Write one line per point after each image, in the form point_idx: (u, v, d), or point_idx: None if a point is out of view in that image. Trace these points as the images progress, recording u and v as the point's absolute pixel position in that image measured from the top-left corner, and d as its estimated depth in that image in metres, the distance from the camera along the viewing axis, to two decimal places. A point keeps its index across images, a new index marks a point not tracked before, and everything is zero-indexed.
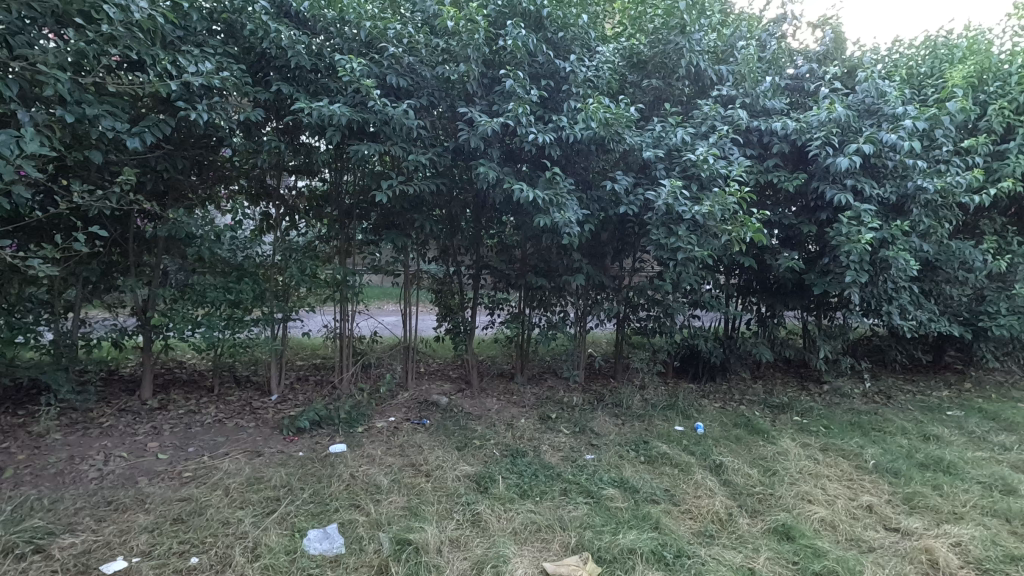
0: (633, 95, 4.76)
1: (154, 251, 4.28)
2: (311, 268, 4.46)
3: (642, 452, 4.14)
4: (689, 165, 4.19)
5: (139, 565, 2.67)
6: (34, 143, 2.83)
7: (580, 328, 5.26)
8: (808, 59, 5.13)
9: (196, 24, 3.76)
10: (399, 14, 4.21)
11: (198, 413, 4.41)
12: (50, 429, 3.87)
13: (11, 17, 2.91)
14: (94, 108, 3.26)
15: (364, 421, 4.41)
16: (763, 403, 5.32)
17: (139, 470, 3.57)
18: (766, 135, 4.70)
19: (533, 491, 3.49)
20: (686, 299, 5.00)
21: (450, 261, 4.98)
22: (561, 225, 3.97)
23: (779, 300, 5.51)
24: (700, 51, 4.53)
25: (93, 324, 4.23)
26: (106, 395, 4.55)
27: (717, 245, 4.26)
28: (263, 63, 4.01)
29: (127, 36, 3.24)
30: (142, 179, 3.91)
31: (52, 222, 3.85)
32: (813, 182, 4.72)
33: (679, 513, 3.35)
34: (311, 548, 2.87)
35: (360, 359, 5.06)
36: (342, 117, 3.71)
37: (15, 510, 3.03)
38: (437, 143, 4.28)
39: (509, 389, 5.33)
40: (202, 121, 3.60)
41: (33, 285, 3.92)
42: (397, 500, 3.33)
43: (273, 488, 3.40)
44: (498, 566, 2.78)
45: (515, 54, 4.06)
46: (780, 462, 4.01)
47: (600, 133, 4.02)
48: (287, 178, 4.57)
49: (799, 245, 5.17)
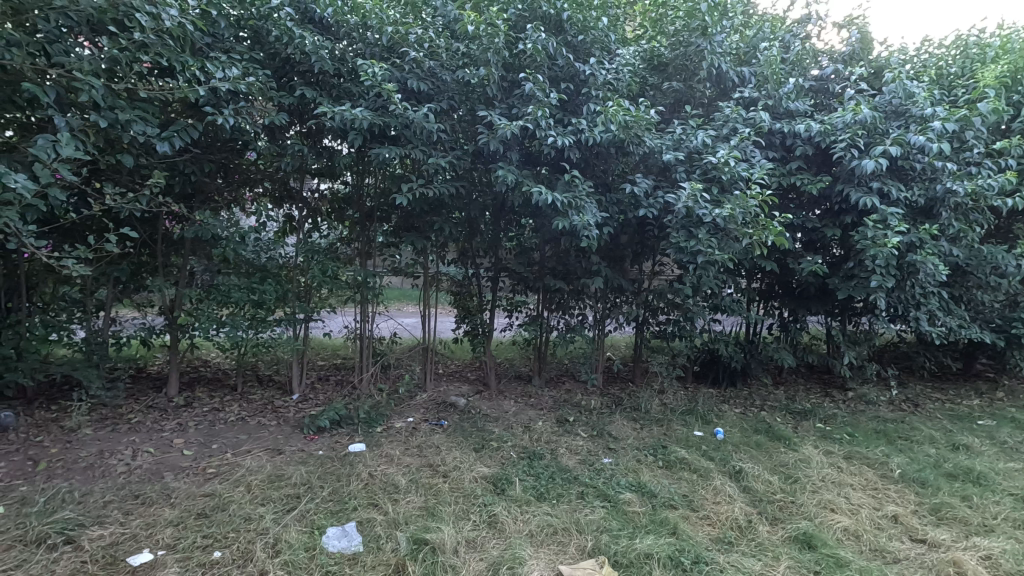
0: (653, 97, 4.77)
1: (180, 253, 4.39)
2: (333, 269, 4.49)
3: (660, 457, 4.10)
4: (710, 167, 4.16)
5: (165, 558, 2.73)
6: (70, 148, 2.96)
7: (598, 331, 5.26)
8: (833, 59, 5.04)
9: (223, 31, 3.84)
10: (420, 19, 4.28)
11: (221, 411, 4.51)
12: (81, 424, 4.00)
13: (48, 26, 3.12)
14: (126, 114, 3.37)
15: (383, 421, 4.47)
16: (784, 409, 5.24)
17: (166, 465, 3.66)
18: (789, 138, 4.66)
19: (550, 494, 3.49)
20: (707, 303, 4.95)
21: (469, 263, 4.99)
22: (580, 228, 3.96)
23: (802, 305, 5.41)
24: (722, 52, 4.49)
25: (124, 323, 4.38)
26: (134, 392, 4.67)
27: (738, 249, 4.21)
28: (288, 69, 4.10)
29: (157, 43, 3.35)
30: (171, 182, 4.01)
31: (85, 223, 3.99)
32: (838, 184, 4.63)
33: (698, 519, 3.31)
34: (329, 546, 2.91)
35: (380, 359, 5.09)
36: (364, 121, 3.77)
37: (47, 502, 3.13)
38: (457, 146, 4.31)
39: (527, 392, 5.33)
40: (230, 125, 3.69)
41: (66, 283, 4.11)
42: (414, 500, 3.36)
43: (293, 485, 3.46)
44: (514, 567, 2.80)
45: (536, 57, 4.08)
46: (802, 469, 3.95)
47: (619, 135, 4.03)
48: (310, 180, 4.58)
49: (823, 249, 5.11)
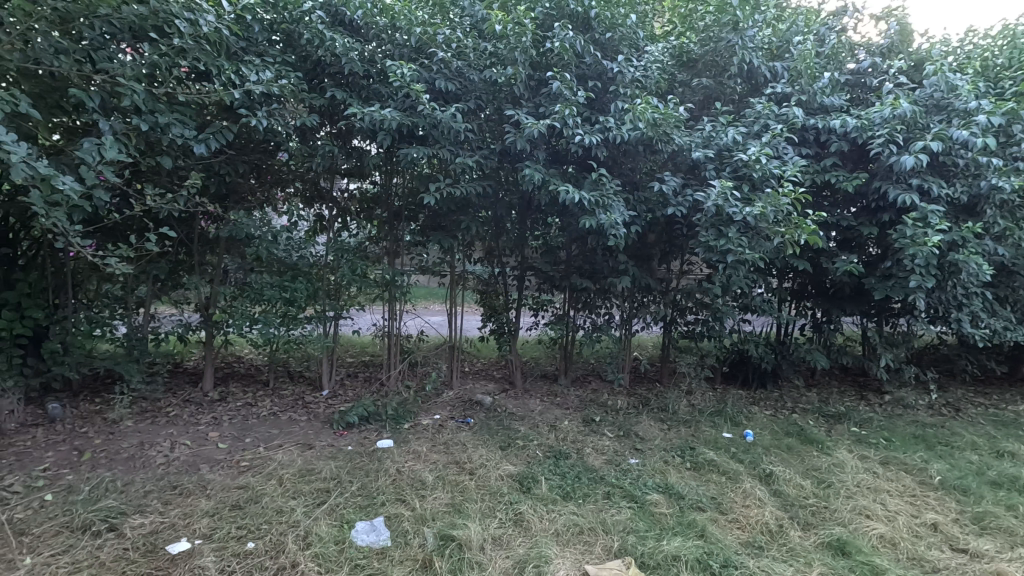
0: (682, 94, 4.72)
1: (216, 251, 4.51)
2: (362, 268, 4.57)
3: (688, 458, 4.05)
4: (740, 165, 4.08)
5: (202, 547, 2.82)
6: (113, 151, 3.08)
7: (625, 331, 5.22)
8: (870, 52, 4.90)
9: (257, 35, 3.94)
10: (448, 19, 4.32)
11: (254, 406, 4.63)
12: (123, 417, 4.16)
13: (93, 33, 3.25)
14: (166, 117, 3.49)
15: (410, 418, 4.53)
16: (817, 411, 5.11)
17: (202, 457, 3.78)
18: (823, 134, 4.54)
19: (576, 493, 3.48)
20: (736, 303, 4.87)
21: (495, 262, 5.04)
22: (607, 227, 3.94)
23: (835, 305, 5.26)
24: (754, 47, 4.40)
25: (162, 319, 4.50)
26: (172, 387, 4.82)
27: (769, 248, 4.12)
28: (318, 71, 4.17)
29: (195, 48, 3.46)
30: (207, 183, 4.13)
31: (126, 223, 4.14)
32: (875, 181, 4.50)
33: (726, 522, 3.26)
34: (358, 540, 2.96)
35: (407, 357, 5.15)
36: (393, 122, 3.82)
37: (92, 490, 3.26)
38: (484, 145, 4.33)
39: (553, 391, 5.32)
40: (263, 127, 3.78)
41: (109, 282, 4.32)
42: (441, 497, 3.39)
43: (323, 480, 3.53)
44: (540, 566, 2.79)
45: (563, 56, 4.07)
46: (836, 474, 3.85)
47: (647, 133, 3.98)
48: (340, 181, 4.67)
49: (859, 248, 4.96)
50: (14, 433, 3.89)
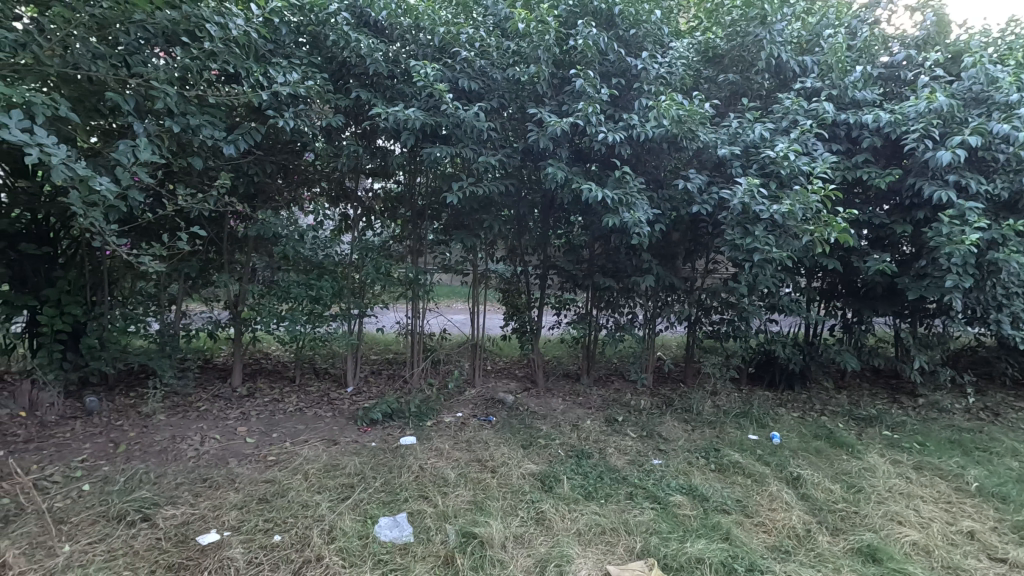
0: (707, 90, 4.65)
1: (244, 250, 4.62)
2: (386, 266, 4.63)
3: (712, 460, 4.00)
4: (768, 162, 4.01)
5: (230, 539, 2.89)
6: (146, 152, 3.18)
7: (649, 330, 5.18)
8: (905, 45, 4.76)
9: (285, 37, 4.00)
10: (471, 18, 4.33)
11: (281, 401, 4.73)
12: (156, 410, 4.28)
13: (128, 38, 3.35)
14: (197, 119, 3.58)
15: (433, 415, 4.56)
16: (847, 414, 4.99)
17: (230, 451, 3.87)
18: (855, 129, 4.42)
19: (598, 493, 3.47)
20: (763, 302, 4.78)
21: (518, 261, 5.05)
22: (631, 225, 3.91)
23: (868, 306, 5.10)
24: (783, 42, 4.31)
25: (193, 316, 4.65)
26: (202, 382, 4.94)
27: (798, 246, 4.02)
28: (343, 72, 4.23)
29: (225, 51, 3.54)
30: (236, 183, 4.22)
31: (160, 223, 4.25)
32: (909, 177, 4.36)
33: (752, 525, 3.20)
34: (382, 535, 3.00)
35: (430, 355, 5.18)
36: (416, 121, 3.85)
37: (127, 481, 3.37)
38: (507, 144, 4.33)
39: (575, 391, 5.30)
40: (290, 128, 3.85)
41: (143, 280, 4.47)
42: (463, 494, 3.41)
43: (348, 475, 3.59)
44: (562, 565, 2.79)
45: (586, 53, 4.04)
46: (867, 479, 3.75)
47: (672, 130, 3.93)
48: (364, 180, 4.71)
49: (892, 247, 4.81)
50: (54, 425, 4.03)
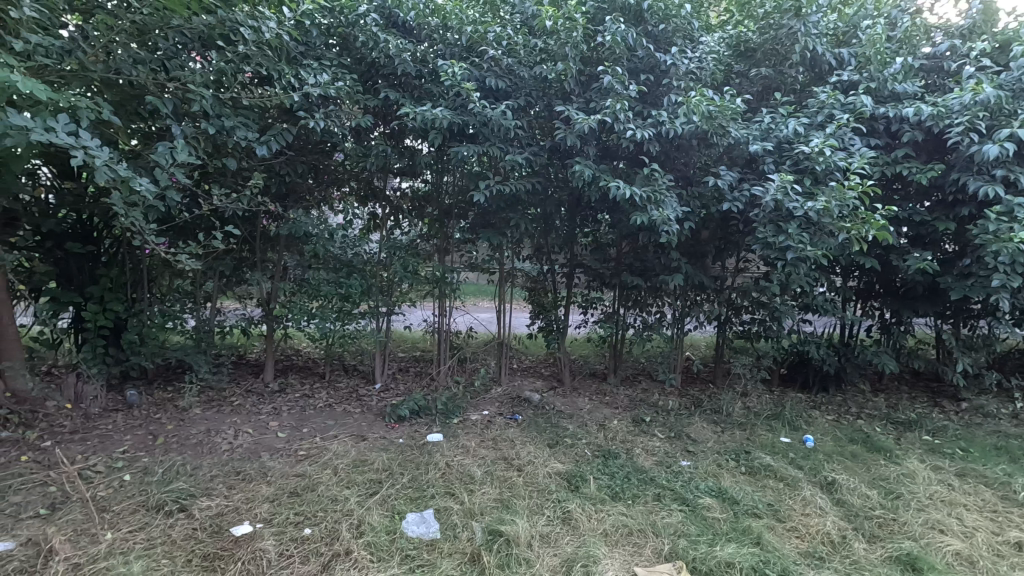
0: (739, 85, 4.57)
1: (276, 249, 4.71)
2: (414, 265, 4.69)
3: (743, 462, 3.92)
4: (802, 158, 3.90)
5: (263, 531, 2.95)
6: (183, 154, 3.28)
7: (677, 330, 5.10)
8: (950, 34, 4.58)
9: (315, 39, 4.06)
10: (499, 17, 4.34)
11: (311, 397, 4.82)
12: (192, 404, 4.41)
13: (166, 44, 3.46)
14: (231, 121, 3.67)
15: (460, 413, 4.59)
16: (885, 418, 4.83)
17: (263, 445, 3.96)
18: (894, 123, 4.27)
19: (625, 494, 3.43)
20: (796, 302, 4.67)
21: (545, 260, 5.04)
22: (659, 223, 3.86)
23: (907, 306, 4.93)
24: (818, 34, 4.19)
25: (227, 313, 4.79)
26: (236, 377, 5.07)
27: (834, 245, 3.91)
28: (373, 73, 4.28)
29: (258, 54, 3.62)
30: (268, 183, 4.31)
31: (196, 222, 4.38)
32: (952, 173, 4.20)
33: (784, 531, 3.12)
34: (409, 531, 3.03)
35: (457, 353, 5.21)
36: (444, 120, 3.87)
37: (165, 472, 3.49)
38: (533, 142, 4.32)
39: (602, 390, 5.25)
40: (320, 128, 3.91)
41: (180, 277, 4.61)
42: (490, 492, 3.42)
43: (376, 470, 3.63)
44: (588, 565, 2.77)
45: (614, 49, 4.00)
46: (906, 485, 3.62)
47: (702, 126, 3.86)
48: (392, 180, 4.76)
49: (933, 245, 4.64)
50: (98, 417, 4.18)
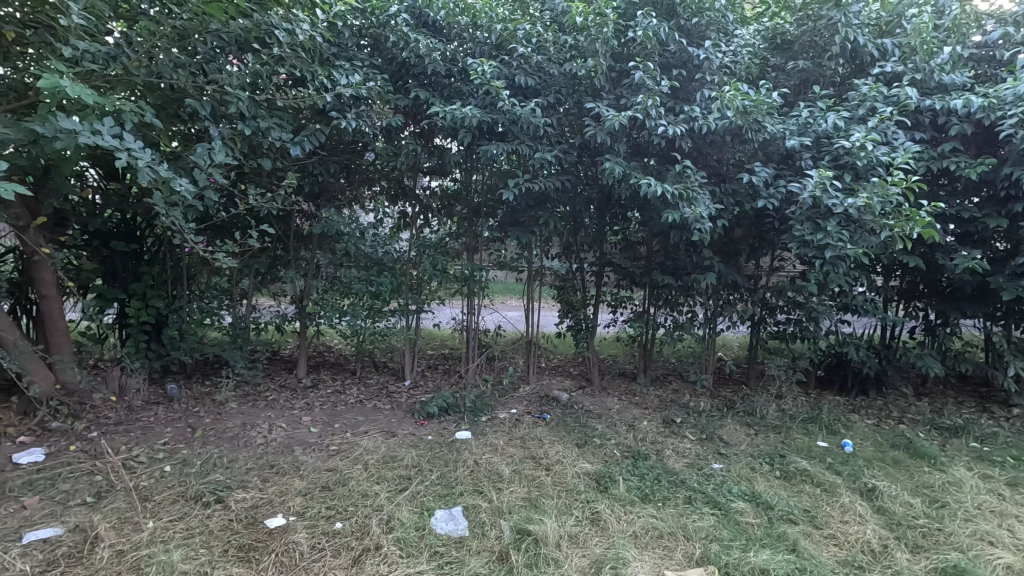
0: (775, 79, 4.45)
1: (309, 247, 4.80)
2: (443, 263, 4.72)
3: (777, 466, 3.81)
4: (841, 153, 3.77)
5: (296, 524, 3.01)
6: (221, 154, 3.36)
7: (710, 330, 5.01)
8: (1002, 21, 4.35)
9: (347, 40, 4.11)
10: (528, 14, 4.32)
11: (342, 393, 4.90)
12: (229, 399, 4.54)
13: (205, 47, 3.56)
14: (266, 122, 3.75)
15: (488, 411, 4.59)
16: (929, 423, 4.63)
17: (296, 440, 4.04)
18: (941, 116, 4.08)
19: (655, 496, 3.38)
20: (834, 302, 4.53)
21: (574, 258, 5.00)
22: (691, 221, 3.79)
23: (954, 307, 4.72)
24: (860, 24, 4.04)
25: (262, 310, 4.89)
26: (270, 373, 5.19)
27: (875, 243, 3.77)
28: (403, 72, 4.31)
29: (292, 56, 3.69)
30: (302, 182, 4.38)
31: (233, 222, 4.48)
32: (1004, 167, 3.99)
33: (822, 538, 3.03)
34: (437, 527, 3.05)
35: (485, 351, 5.22)
36: (474, 119, 3.87)
37: (203, 464, 3.60)
38: (563, 140, 4.30)
39: (632, 390, 5.19)
40: (352, 128, 3.96)
41: (217, 275, 4.72)
42: (518, 491, 3.41)
43: (406, 467, 3.67)
44: (618, 567, 2.74)
45: (646, 45, 3.93)
46: (952, 494, 3.47)
47: (736, 122, 3.78)
48: (422, 179, 4.79)
49: (982, 243, 4.44)
50: (140, 410, 4.34)
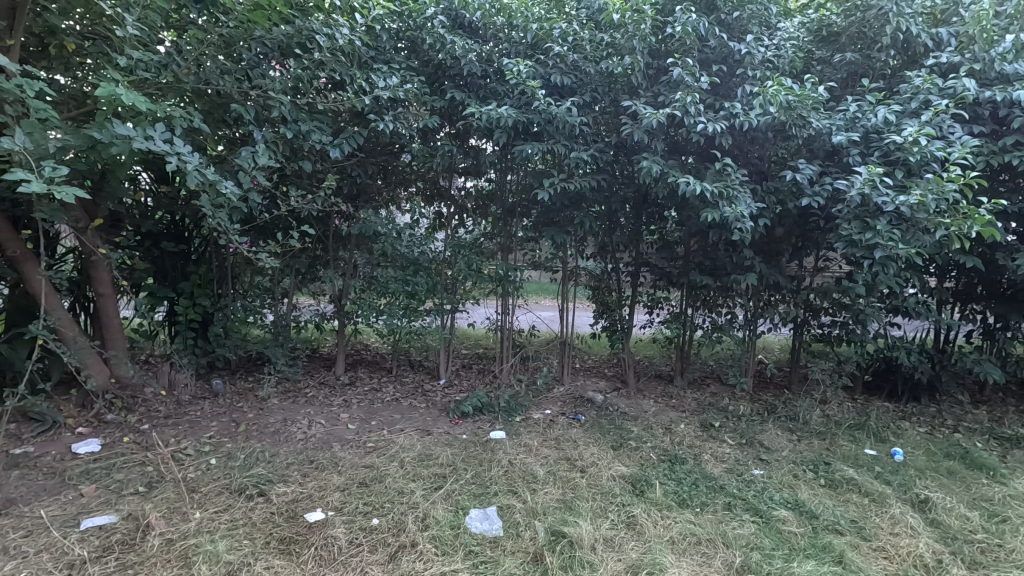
0: (821, 72, 4.31)
1: (347, 248, 4.91)
2: (477, 262, 4.75)
3: (822, 474, 3.68)
4: (892, 148, 3.61)
5: (334, 518, 3.08)
6: (265, 157, 3.47)
7: (750, 332, 4.89)
8: None
9: (385, 44, 4.17)
10: (564, 13, 4.31)
11: (379, 391, 4.98)
12: (270, 395, 4.67)
13: (250, 54, 3.66)
14: (307, 125, 3.83)
15: (522, 412, 4.59)
16: (987, 432, 4.39)
17: (334, 436, 4.13)
18: (1003, 108, 3.86)
19: (693, 501, 3.31)
20: (883, 304, 4.34)
21: (609, 258, 4.95)
22: (731, 221, 3.70)
23: (1015, 309, 4.49)
24: (913, 13, 3.87)
25: (302, 309, 4.99)
26: (310, 370, 5.32)
27: (929, 242, 3.59)
28: (439, 74, 4.34)
29: (332, 60, 3.78)
30: (341, 184, 4.47)
31: (275, 222, 4.60)
32: None
33: (870, 550, 2.90)
34: (473, 526, 3.06)
35: (519, 351, 5.21)
36: (509, 119, 3.87)
37: (247, 458, 3.71)
38: (599, 139, 4.26)
39: (668, 392, 5.10)
40: (390, 130, 4.02)
41: (260, 274, 4.81)
42: (553, 492, 3.40)
43: (440, 465, 3.70)
44: (655, 573, 2.70)
45: (684, 40, 3.86)
46: (1013, 508, 3.28)
47: (779, 118, 3.66)
48: (458, 179, 4.84)
49: None
50: (188, 404, 4.51)
